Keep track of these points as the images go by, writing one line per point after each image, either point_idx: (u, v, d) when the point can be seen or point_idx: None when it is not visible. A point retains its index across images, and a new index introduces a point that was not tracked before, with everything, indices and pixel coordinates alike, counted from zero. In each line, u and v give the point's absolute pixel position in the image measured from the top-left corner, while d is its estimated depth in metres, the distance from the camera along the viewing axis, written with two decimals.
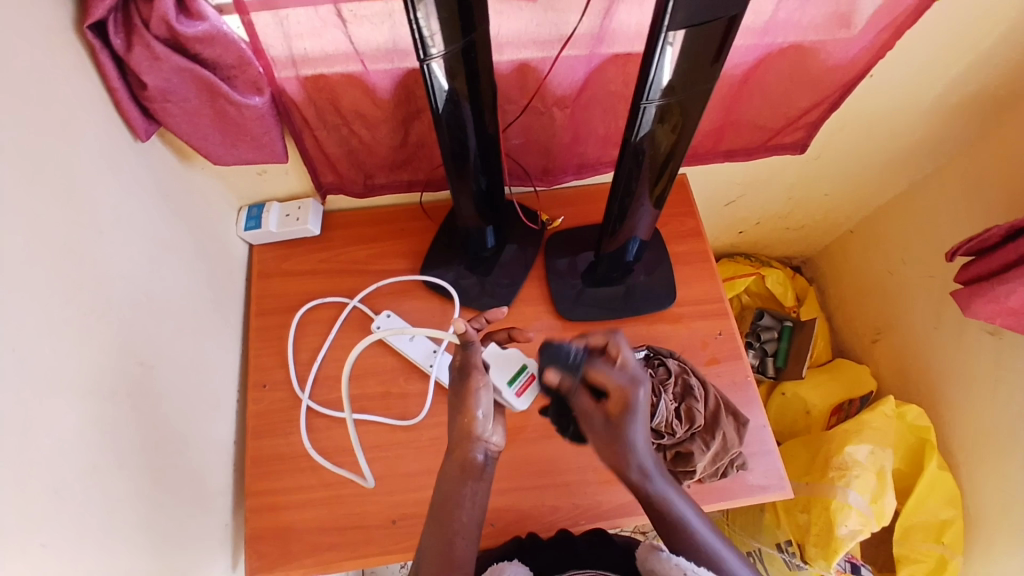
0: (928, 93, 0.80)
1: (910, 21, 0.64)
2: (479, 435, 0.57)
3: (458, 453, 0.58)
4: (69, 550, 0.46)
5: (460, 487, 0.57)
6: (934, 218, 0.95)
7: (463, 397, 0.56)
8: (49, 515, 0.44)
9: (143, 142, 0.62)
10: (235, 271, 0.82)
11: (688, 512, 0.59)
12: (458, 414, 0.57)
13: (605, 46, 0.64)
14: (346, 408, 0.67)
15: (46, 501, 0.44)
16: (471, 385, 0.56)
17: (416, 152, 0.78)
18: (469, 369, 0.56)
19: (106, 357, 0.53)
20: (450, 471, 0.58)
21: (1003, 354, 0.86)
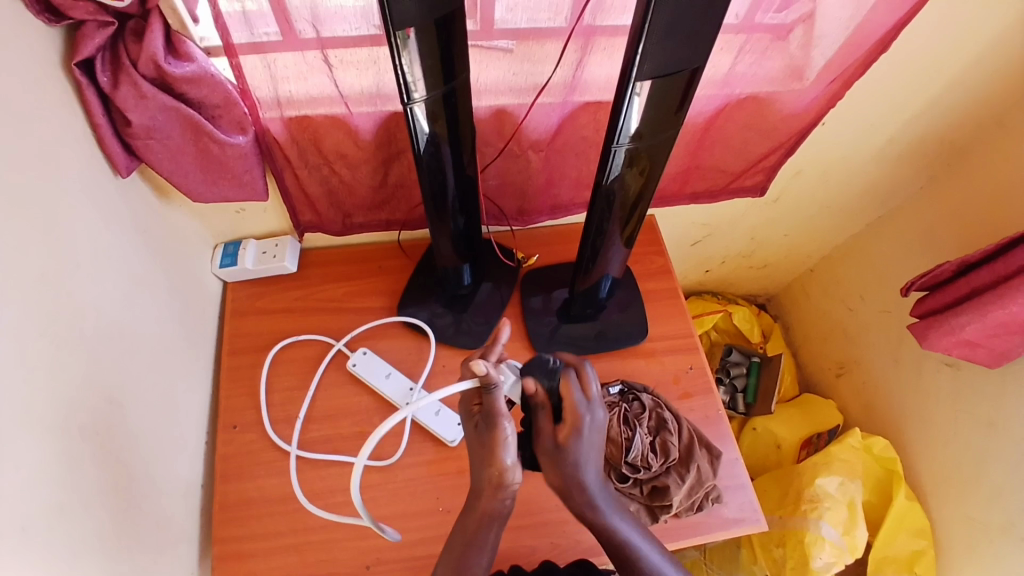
0: (879, 140, 0.87)
1: (858, 73, 0.71)
2: (509, 486, 0.54)
3: (480, 503, 0.55)
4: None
5: (482, 535, 0.57)
6: (888, 256, 1.01)
7: (489, 449, 0.52)
8: (9, 556, 0.43)
9: (122, 178, 0.62)
10: (208, 309, 0.81)
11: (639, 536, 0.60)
12: (481, 462, 0.53)
13: (578, 94, 0.68)
14: (360, 454, 0.48)
15: (7, 540, 0.43)
16: (500, 436, 0.52)
17: (395, 193, 0.80)
18: (496, 420, 0.51)
19: (77, 391, 0.52)
20: (473, 518, 0.56)
21: (961, 385, 0.91)
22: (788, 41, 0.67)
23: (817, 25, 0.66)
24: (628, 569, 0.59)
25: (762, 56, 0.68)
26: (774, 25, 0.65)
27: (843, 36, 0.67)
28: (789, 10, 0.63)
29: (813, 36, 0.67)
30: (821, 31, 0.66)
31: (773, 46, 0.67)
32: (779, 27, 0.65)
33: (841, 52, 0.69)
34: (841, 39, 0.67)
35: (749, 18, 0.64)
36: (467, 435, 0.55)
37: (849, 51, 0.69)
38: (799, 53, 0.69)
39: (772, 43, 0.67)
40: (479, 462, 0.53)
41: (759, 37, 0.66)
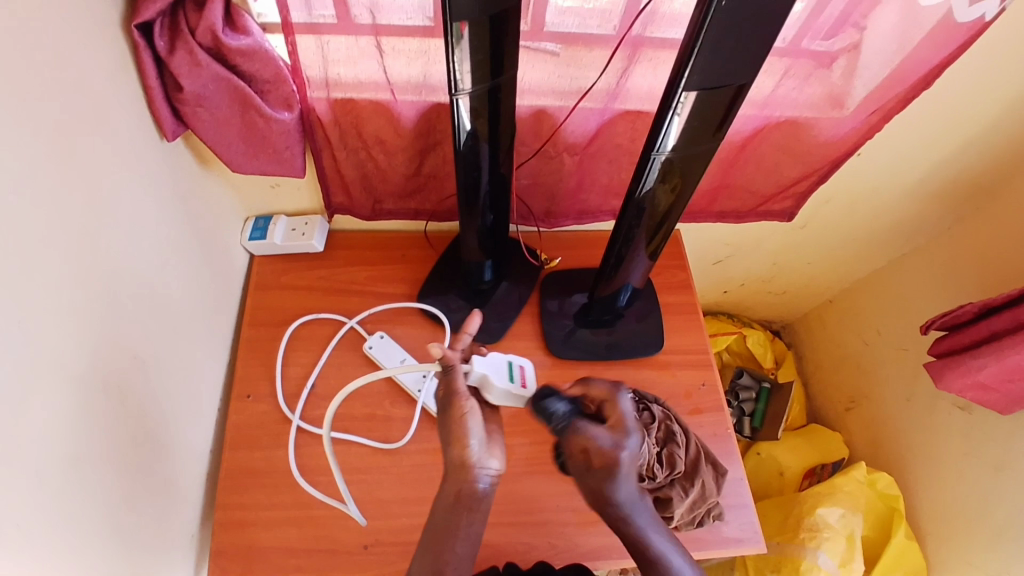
0: (911, 175, 0.87)
1: (898, 107, 0.71)
2: (478, 466, 0.54)
3: (450, 488, 0.55)
4: (37, 536, 0.45)
5: (457, 523, 0.56)
6: (909, 293, 1.01)
7: (450, 427, 0.54)
8: (28, 497, 0.44)
9: (168, 142, 0.63)
10: (233, 278, 0.83)
11: (674, 551, 0.59)
12: (446, 444, 0.55)
13: (619, 102, 0.69)
14: (325, 426, 0.59)
15: (26, 482, 0.44)
16: (460, 412, 0.53)
17: (428, 183, 0.81)
18: (453, 395, 0.53)
19: (106, 345, 0.54)
20: (447, 506, 0.56)
21: (973, 430, 0.90)
22: (831, 70, 0.68)
23: (862, 55, 0.66)
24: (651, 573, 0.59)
25: (804, 81, 0.69)
26: (820, 52, 0.65)
27: (886, 68, 0.67)
28: (836, 38, 0.64)
29: (856, 67, 0.68)
30: (865, 61, 0.67)
31: (816, 73, 0.68)
32: (824, 55, 0.66)
33: (883, 85, 0.69)
34: (885, 71, 0.68)
35: (796, 43, 0.64)
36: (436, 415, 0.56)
37: (891, 84, 0.69)
38: (841, 82, 0.69)
39: (814, 71, 0.68)
40: (444, 442, 0.55)
41: (804, 63, 0.66)
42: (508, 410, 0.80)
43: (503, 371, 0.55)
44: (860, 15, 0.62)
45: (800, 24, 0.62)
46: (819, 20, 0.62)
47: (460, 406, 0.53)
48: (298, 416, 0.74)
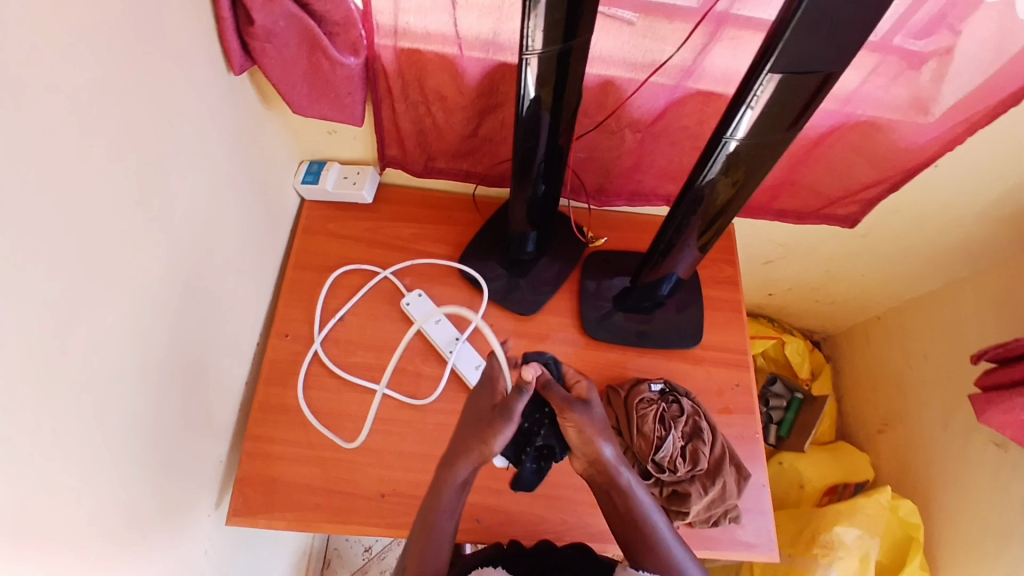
0: (984, 197, 0.81)
1: (986, 122, 0.66)
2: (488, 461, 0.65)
3: (455, 467, 0.65)
4: (78, 446, 0.46)
5: (443, 498, 0.64)
6: (961, 317, 0.95)
7: (490, 427, 0.63)
8: (73, 402, 0.45)
9: (234, 75, 0.64)
10: (283, 220, 0.84)
11: (659, 517, 0.63)
12: (476, 440, 0.64)
13: (692, 80, 0.66)
14: (388, 374, 0.76)
15: (73, 391, 0.45)
16: (505, 426, 0.63)
17: (482, 145, 0.80)
18: (509, 415, 0.62)
19: (158, 268, 0.55)
20: (443, 478, 0.65)
21: (1004, 468, 0.85)
22: (920, 72, 0.63)
23: (955, 61, 0.61)
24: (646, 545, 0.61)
25: (892, 81, 0.64)
26: (911, 52, 0.61)
27: (979, 77, 0.62)
28: (929, 39, 0.59)
29: (947, 72, 0.62)
30: (958, 66, 0.61)
31: (904, 74, 0.63)
32: (914, 56, 0.61)
33: (969, 99, 0.64)
34: (978, 80, 0.62)
35: (887, 39, 0.60)
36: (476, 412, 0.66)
37: (978, 98, 0.64)
38: (930, 85, 0.64)
39: (903, 71, 0.63)
40: (477, 434, 0.64)
41: (892, 62, 0.62)
42: None
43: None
44: (957, 17, 0.57)
45: (894, 19, 0.58)
46: (913, 17, 0.58)
47: (509, 422, 0.62)
48: (319, 335, 0.79)
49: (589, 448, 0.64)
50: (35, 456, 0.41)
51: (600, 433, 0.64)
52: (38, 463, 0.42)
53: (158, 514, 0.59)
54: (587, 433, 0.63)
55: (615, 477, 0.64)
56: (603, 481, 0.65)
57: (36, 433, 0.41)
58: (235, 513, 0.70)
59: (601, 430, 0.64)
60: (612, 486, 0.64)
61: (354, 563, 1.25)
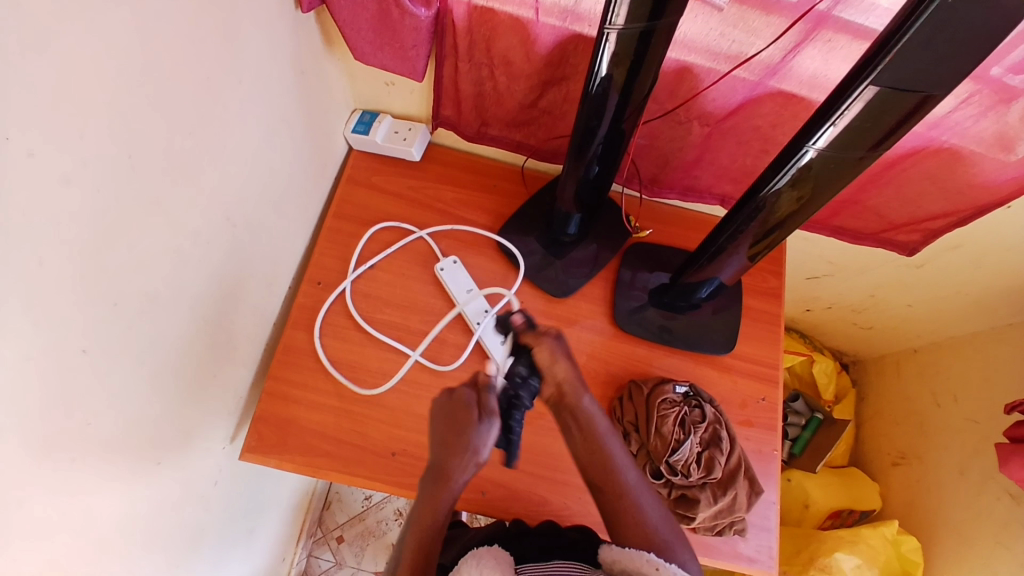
0: None
1: None
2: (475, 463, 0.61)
3: (451, 475, 0.61)
4: (99, 363, 0.46)
5: (443, 504, 0.61)
6: (999, 366, 0.91)
7: (469, 435, 0.60)
8: (98, 319, 0.44)
9: (300, 12, 0.62)
10: (329, 166, 0.83)
11: (613, 438, 0.65)
12: (456, 445, 0.61)
13: (776, 80, 0.62)
14: (417, 347, 0.76)
15: (101, 307, 0.45)
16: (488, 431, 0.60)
17: (541, 117, 0.77)
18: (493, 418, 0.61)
19: (201, 200, 0.55)
20: (441, 487, 0.62)
21: (1014, 523, 0.82)
22: (1008, 109, 0.58)
23: None
24: (603, 473, 0.64)
25: (981, 114, 0.60)
26: (1006, 87, 0.56)
27: None
28: None
29: None
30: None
31: (995, 108, 0.58)
32: (1006, 91, 0.56)
33: None
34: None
35: (985, 69, 0.55)
36: (444, 419, 0.62)
37: None
38: (1020, 122, 0.59)
39: (994, 105, 0.58)
40: (461, 446, 0.60)
41: (986, 94, 0.57)
42: None
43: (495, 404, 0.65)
44: None
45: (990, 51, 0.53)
46: (1012, 52, 0.53)
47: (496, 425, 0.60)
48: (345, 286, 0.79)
49: (562, 374, 0.64)
50: (59, 373, 0.42)
51: (571, 361, 0.64)
52: (57, 373, 0.42)
53: (172, 439, 0.60)
54: (556, 354, 0.64)
55: (577, 403, 0.64)
56: (566, 408, 0.65)
57: (62, 345, 0.42)
58: (248, 449, 0.71)
59: (569, 358, 0.64)
60: (569, 407, 0.65)
61: (353, 509, 1.29)
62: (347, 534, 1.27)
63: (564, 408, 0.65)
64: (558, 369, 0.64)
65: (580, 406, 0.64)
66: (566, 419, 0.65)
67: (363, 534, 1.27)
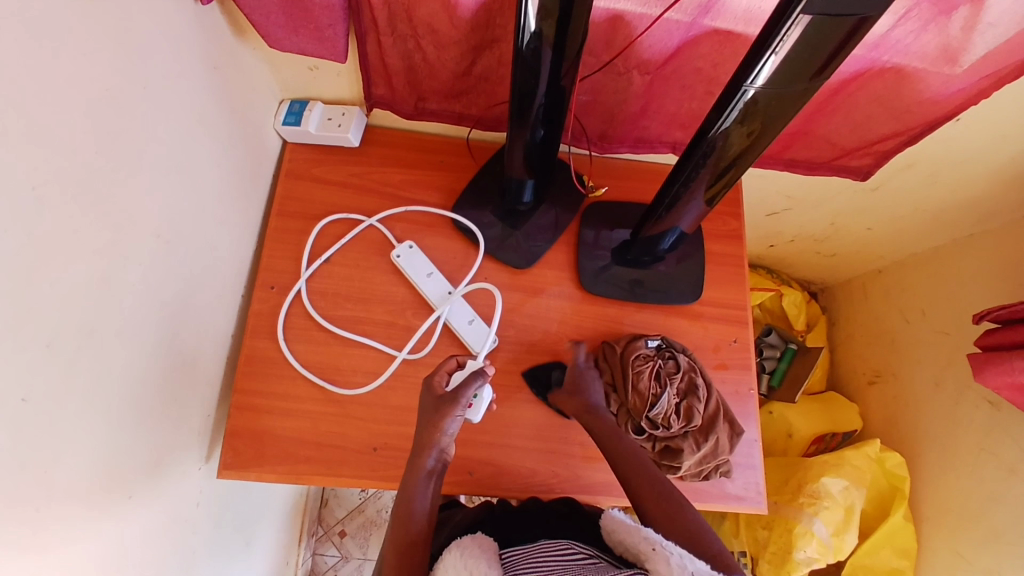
0: (997, 156, 0.77)
1: (1016, 74, 0.62)
2: (444, 442, 0.64)
3: (420, 457, 0.64)
4: (44, 415, 0.43)
5: (415, 489, 0.63)
6: (964, 278, 0.93)
7: (439, 413, 0.64)
8: (34, 369, 0.41)
9: (202, 4, 0.57)
10: (264, 164, 0.79)
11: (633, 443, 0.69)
12: (426, 425, 0.64)
13: (710, 18, 0.59)
14: (400, 347, 0.74)
15: (36, 354, 0.41)
16: (451, 408, 0.64)
17: (478, 85, 0.74)
18: (457, 396, 0.64)
19: (129, 223, 0.51)
20: (412, 471, 0.64)
21: (995, 425, 0.86)
22: (949, 20, 0.57)
23: (988, 9, 0.55)
24: (630, 467, 0.66)
25: (923, 27, 0.58)
26: None
27: (1015, 27, 0.56)
28: None
29: (980, 21, 0.56)
30: (993, 13, 0.55)
31: (935, 20, 0.57)
32: (944, 2, 0.55)
33: (1010, 43, 0.58)
34: (1013, 29, 0.56)
35: None
36: (423, 403, 0.66)
37: (1013, 47, 0.59)
38: (961, 33, 0.58)
39: (935, 17, 0.57)
40: (426, 424, 0.64)
41: (925, 8, 0.56)
42: (529, 338, 0.78)
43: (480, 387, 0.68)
44: None
45: None
46: None
47: (458, 402, 0.64)
48: (301, 286, 0.76)
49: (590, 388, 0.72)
50: (1, 428, 0.39)
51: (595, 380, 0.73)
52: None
53: (142, 473, 0.57)
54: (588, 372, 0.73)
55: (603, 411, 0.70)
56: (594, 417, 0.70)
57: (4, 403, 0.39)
58: (225, 467, 0.69)
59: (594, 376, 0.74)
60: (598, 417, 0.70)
61: (350, 502, 1.29)
62: (349, 527, 1.28)
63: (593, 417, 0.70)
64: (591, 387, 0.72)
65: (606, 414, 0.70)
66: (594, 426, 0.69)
67: (364, 525, 1.27)
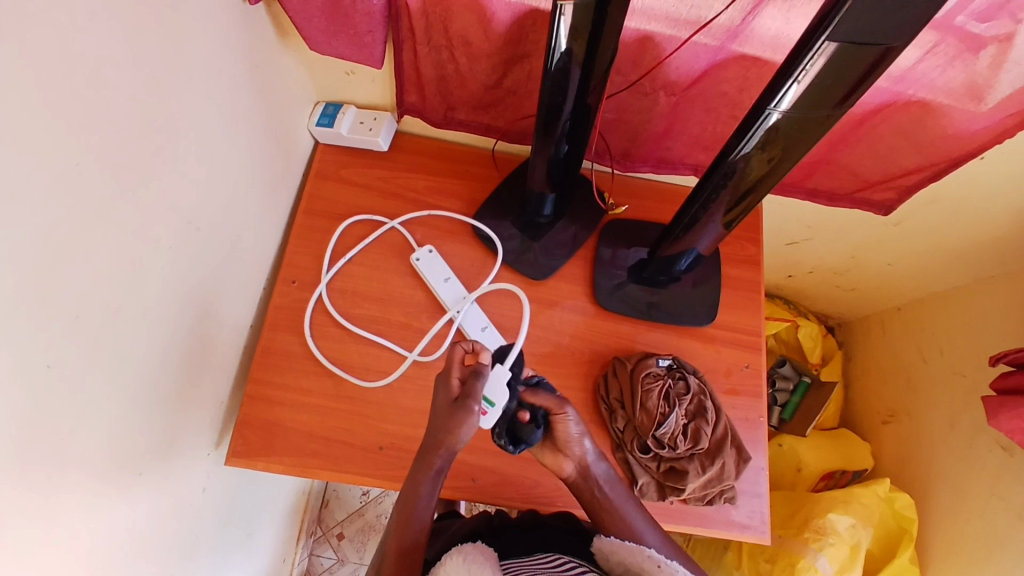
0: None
1: None
2: (454, 446, 0.64)
3: (430, 458, 0.64)
4: (65, 384, 0.44)
5: (421, 489, 0.64)
6: (984, 320, 0.91)
7: (453, 420, 0.62)
8: (60, 337, 0.43)
9: (251, 5, 0.60)
10: (295, 163, 0.82)
11: (625, 505, 0.68)
12: (442, 426, 0.63)
13: (737, 43, 0.60)
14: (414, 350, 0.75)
15: (64, 323, 0.43)
16: (465, 418, 0.62)
17: (506, 98, 0.76)
18: (470, 403, 0.62)
19: (162, 207, 0.53)
20: (421, 469, 0.65)
21: (1007, 472, 0.83)
22: (976, 58, 0.57)
23: (1016, 47, 0.55)
24: (614, 530, 0.67)
25: (949, 62, 0.59)
26: (971, 35, 0.55)
27: None
28: (992, 23, 0.53)
29: (1007, 59, 0.57)
30: (1019, 53, 0.56)
31: (962, 56, 0.58)
32: (974, 39, 0.55)
33: None
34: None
35: (950, 16, 0.54)
36: (439, 402, 0.64)
37: None
38: (989, 70, 0.58)
39: (961, 53, 0.57)
40: (441, 427, 0.63)
41: (952, 42, 0.56)
42: (541, 349, 0.79)
43: (495, 396, 0.67)
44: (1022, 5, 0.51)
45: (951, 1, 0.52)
46: None
47: (473, 412, 0.62)
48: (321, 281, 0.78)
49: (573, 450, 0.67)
50: (23, 392, 0.40)
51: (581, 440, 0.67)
52: (22, 396, 0.40)
53: (153, 452, 0.58)
54: (569, 437, 0.66)
55: (591, 473, 0.68)
56: (580, 479, 0.68)
57: (30, 367, 0.40)
58: (234, 454, 0.71)
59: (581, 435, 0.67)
60: (583, 480, 0.68)
61: (351, 505, 1.29)
62: (347, 530, 1.27)
63: (579, 481, 0.68)
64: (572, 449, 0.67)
65: (596, 477, 0.68)
66: (580, 487, 0.68)
67: (363, 529, 1.27)
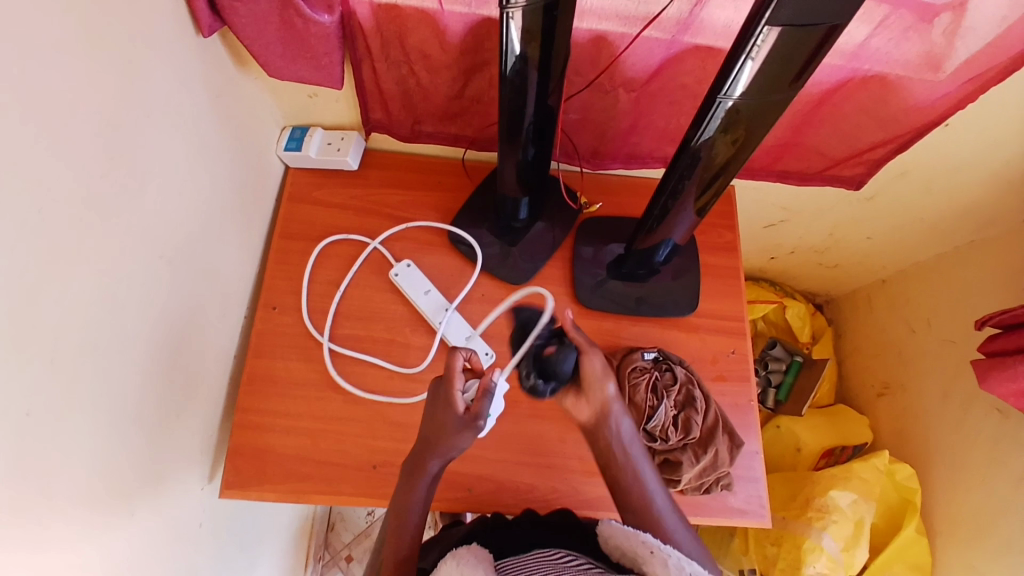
0: (993, 159, 0.77)
1: (999, 78, 0.62)
2: (450, 452, 0.63)
3: (425, 462, 0.64)
4: (44, 430, 0.44)
5: (416, 491, 0.64)
6: (968, 285, 0.92)
7: (452, 429, 0.61)
8: (35, 383, 0.43)
9: (204, 38, 0.60)
10: (267, 189, 0.82)
11: (642, 463, 0.65)
12: (439, 432, 0.62)
13: (689, 35, 0.61)
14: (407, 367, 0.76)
15: (38, 367, 0.43)
16: (465, 435, 0.61)
17: (471, 107, 0.76)
18: (474, 417, 0.60)
19: (133, 241, 0.53)
20: (414, 473, 0.65)
21: (1005, 434, 0.84)
22: (932, 27, 0.58)
23: (970, 14, 0.56)
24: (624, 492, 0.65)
25: (903, 35, 0.59)
26: (924, 6, 0.55)
27: (996, 29, 0.57)
28: None
29: (960, 26, 0.58)
30: (973, 19, 0.56)
31: (916, 26, 0.58)
32: (927, 10, 0.56)
33: (989, 48, 0.59)
34: (995, 33, 0.57)
35: None
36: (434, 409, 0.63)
37: (991, 53, 0.60)
38: (943, 40, 0.59)
39: (915, 24, 0.58)
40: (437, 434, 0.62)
41: (903, 15, 0.57)
42: None
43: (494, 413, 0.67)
44: None
45: None
46: None
47: (476, 432, 0.61)
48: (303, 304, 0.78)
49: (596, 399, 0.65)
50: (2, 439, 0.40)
51: (606, 383, 0.65)
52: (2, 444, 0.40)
53: (144, 490, 0.58)
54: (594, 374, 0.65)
55: (612, 425, 0.65)
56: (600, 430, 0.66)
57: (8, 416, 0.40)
58: (227, 485, 0.70)
59: (607, 374, 0.65)
60: (603, 431, 0.66)
61: (358, 526, 1.29)
62: (356, 551, 1.27)
63: (599, 432, 0.66)
64: (593, 394, 0.65)
65: (616, 431, 0.65)
66: (598, 437, 0.66)
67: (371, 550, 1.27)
